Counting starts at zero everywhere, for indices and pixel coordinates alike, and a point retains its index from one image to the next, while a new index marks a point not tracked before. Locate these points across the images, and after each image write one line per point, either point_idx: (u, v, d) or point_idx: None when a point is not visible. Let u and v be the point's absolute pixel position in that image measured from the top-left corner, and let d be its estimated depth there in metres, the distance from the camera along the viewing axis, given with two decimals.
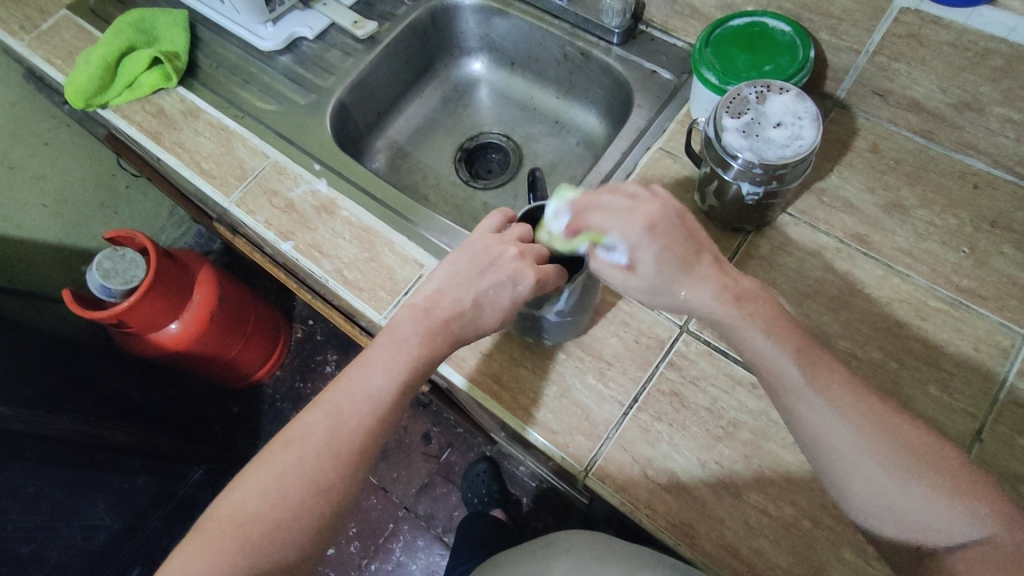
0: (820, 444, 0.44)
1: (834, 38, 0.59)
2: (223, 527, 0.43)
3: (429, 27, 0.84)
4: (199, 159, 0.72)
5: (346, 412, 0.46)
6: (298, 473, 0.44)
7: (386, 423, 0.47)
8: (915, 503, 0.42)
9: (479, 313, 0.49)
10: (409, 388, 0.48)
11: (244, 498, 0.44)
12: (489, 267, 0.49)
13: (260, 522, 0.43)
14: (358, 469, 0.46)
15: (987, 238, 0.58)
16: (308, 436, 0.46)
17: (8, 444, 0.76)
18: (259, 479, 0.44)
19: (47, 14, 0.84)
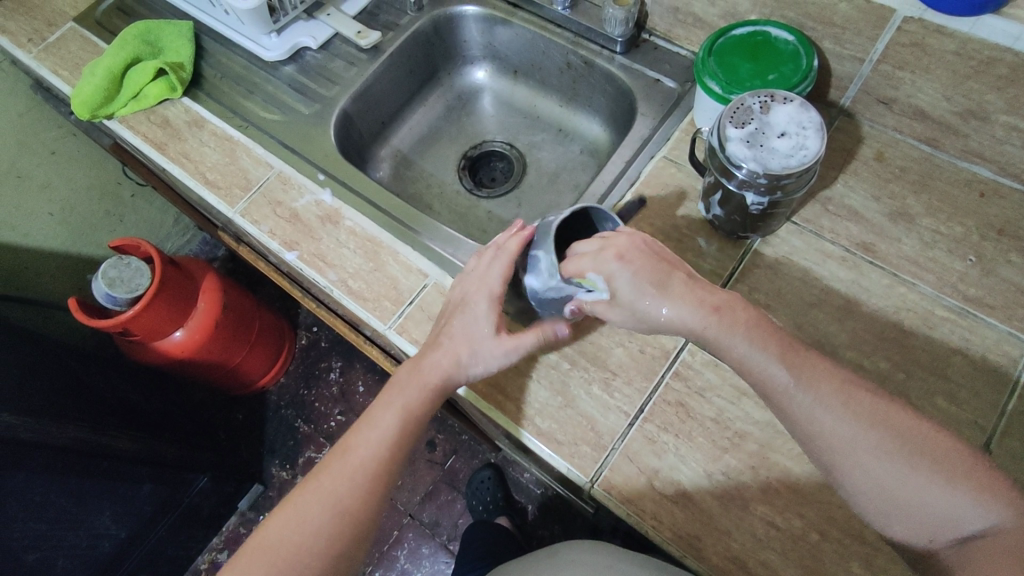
0: (815, 440, 0.44)
1: (837, 47, 0.59)
2: (255, 553, 0.47)
3: (432, 36, 0.84)
4: (204, 170, 0.72)
5: (357, 446, 0.51)
6: (319, 502, 0.48)
7: (395, 453, 0.51)
8: (920, 493, 0.41)
9: (463, 346, 0.53)
10: (414, 421, 0.52)
11: (272, 527, 0.48)
12: (468, 304, 0.55)
13: (288, 549, 0.47)
14: (372, 493, 0.49)
15: (994, 247, 0.57)
16: (326, 469, 0.50)
17: (13, 455, 0.76)
18: (287, 510, 0.49)
19: (55, 25, 0.85)
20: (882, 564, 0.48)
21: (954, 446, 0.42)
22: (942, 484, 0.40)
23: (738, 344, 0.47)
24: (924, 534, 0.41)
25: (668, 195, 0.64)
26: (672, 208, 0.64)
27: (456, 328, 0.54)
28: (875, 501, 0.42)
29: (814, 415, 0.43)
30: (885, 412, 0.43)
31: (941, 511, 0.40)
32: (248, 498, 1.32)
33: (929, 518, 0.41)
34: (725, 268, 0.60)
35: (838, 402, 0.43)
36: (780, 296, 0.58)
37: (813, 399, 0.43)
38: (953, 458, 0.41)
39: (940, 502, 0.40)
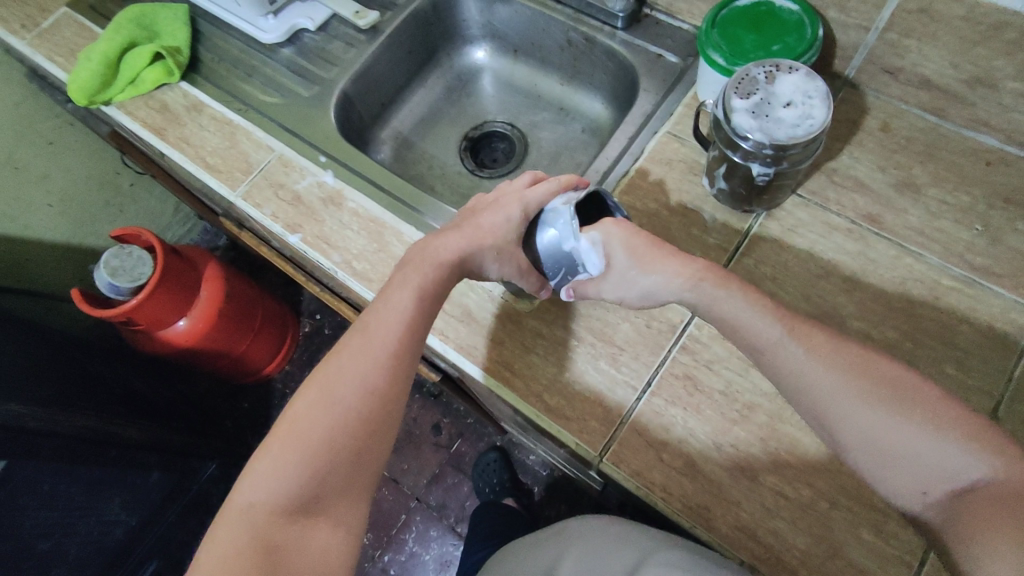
0: (816, 400, 0.44)
1: (843, 17, 0.58)
2: (283, 442, 0.43)
3: (430, 15, 0.83)
4: (205, 154, 0.72)
5: (376, 325, 0.47)
6: (345, 385, 0.45)
7: (416, 331, 0.48)
8: (912, 445, 0.41)
9: (488, 237, 0.52)
10: (430, 300, 0.49)
11: (296, 414, 0.44)
12: (498, 203, 0.53)
13: (317, 433, 0.43)
14: (399, 373, 0.46)
15: (1002, 215, 0.57)
16: (345, 352, 0.46)
17: (24, 441, 0.76)
18: (311, 395, 0.45)
19: (48, 11, 0.84)
20: (892, 529, 0.48)
21: (941, 399, 0.42)
22: (933, 435, 0.41)
23: (761, 332, 0.46)
24: (927, 486, 0.40)
25: (671, 169, 0.64)
26: (676, 183, 0.63)
27: (481, 220, 0.52)
28: (870, 452, 0.42)
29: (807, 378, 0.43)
30: (892, 375, 0.43)
31: (929, 461, 0.40)
32: None
33: (920, 474, 0.40)
34: (730, 241, 0.60)
35: (842, 368, 0.43)
36: (786, 269, 0.58)
37: (806, 364, 0.44)
38: (943, 410, 0.41)
39: (932, 452, 0.40)
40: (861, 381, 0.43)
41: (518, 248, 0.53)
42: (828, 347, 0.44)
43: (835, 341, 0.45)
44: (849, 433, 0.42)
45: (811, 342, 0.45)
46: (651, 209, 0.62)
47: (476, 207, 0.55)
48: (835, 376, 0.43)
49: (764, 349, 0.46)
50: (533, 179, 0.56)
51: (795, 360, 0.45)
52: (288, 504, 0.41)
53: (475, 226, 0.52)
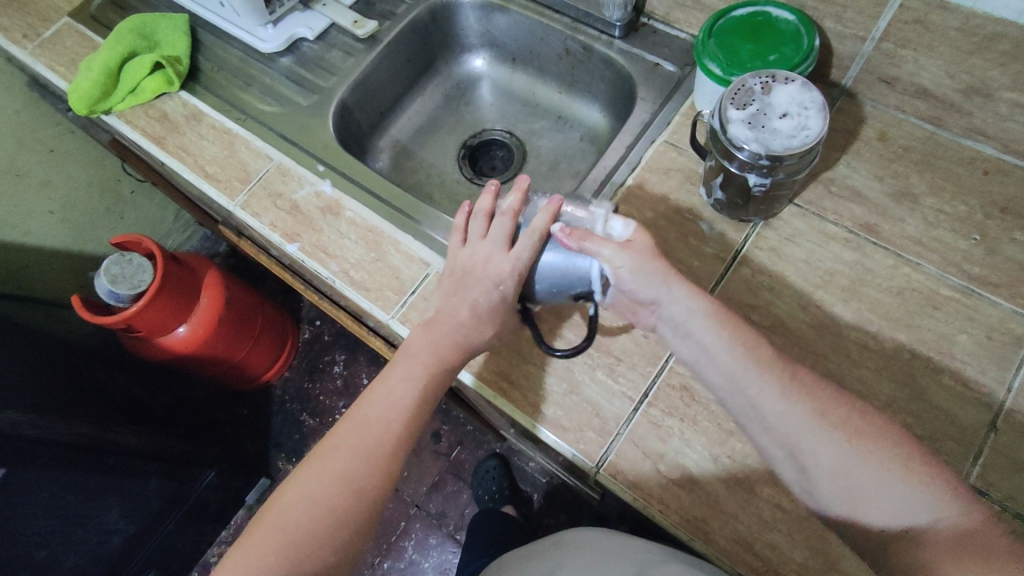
0: (782, 432, 0.44)
1: (839, 27, 0.58)
2: (265, 534, 0.44)
3: (429, 24, 0.84)
4: (204, 163, 0.72)
5: (370, 418, 0.48)
6: (335, 481, 0.45)
7: (409, 430, 0.48)
8: (870, 481, 0.41)
9: (483, 319, 0.52)
10: (428, 399, 0.50)
11: (282, 505, 0.45)
12: (487, 278, 0.51)
13: (300, 527, 0.44)
14: (390, 470, 0.47)
15: (999, 224, 0.57)
16: (338, 445, 0.47)
17: (22, 450, 0.76)
18: (301, 487, 0.46)
19: (49, 21, 0.84)
20: None
21: (901, 440, 0.42)
22: (892, 473, 0.41)
23: (726, 359, 0.46)
24: (883, 519, 0.40)
25: (669, 179, 0.64)
26: (673, 192, 0.63)
27: (469, 296, 0.51)
28: (833, 489, 0.42)
29: (777, 405, 0.44)
30: (855, 413, 0.43)
31: (883, 498, 0.40)
32: (255, 493, 1.32)
33: (875, 509, 0.41)
34: (727, 251, 0.60)
35: (807, 403, 0.43)
36: (783, 279, 0.58)
37: (771, 395, 0.44)
38: (908, 452, 0.41)
39: (888, 488, 0.40)
40: (825, 418, 0.43)
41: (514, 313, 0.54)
42: (794, 382, 0.44)
43: (807, 377, 0.45)
44: (814, 466, 0.42)
45: (780, 374, 0.45)
46: (648, 219, 0.62)
47: (464, 276, 0.53)
48: (798, 409, 0.43)
49: (729, 380, 0.46)
50: (512, 219, 0.53)
51: (760, 391, 0.44)
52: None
53: (468, 303, 0.51)
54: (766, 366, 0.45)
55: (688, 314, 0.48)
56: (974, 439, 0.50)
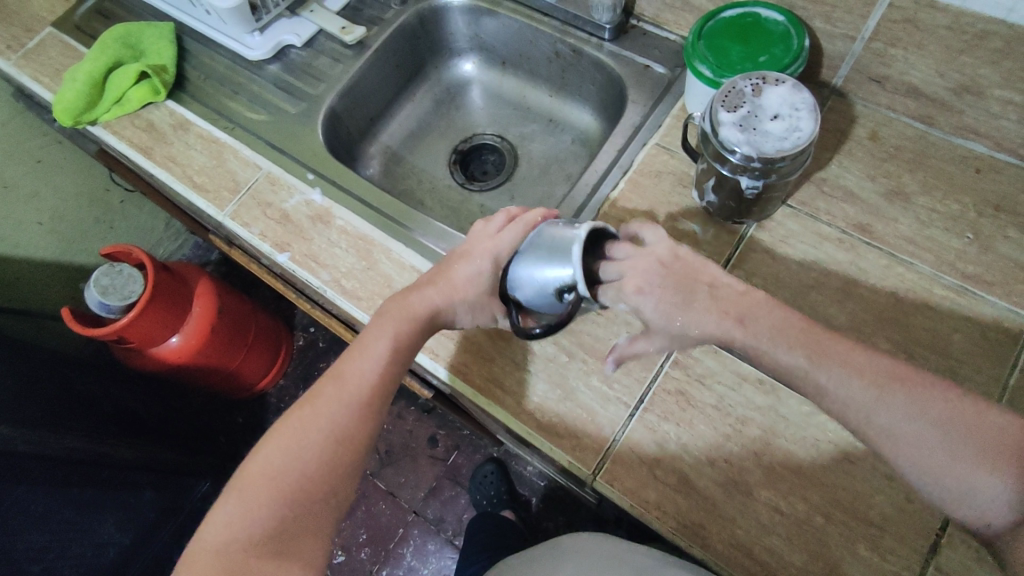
0: (859, 418, 0.42)
1: (829, 27, 0.58)
2: (252, 485, 0.44)
3: (417, 29, 0.83)
4: (192, 173, 0.71)
5: (348, 370, 0.48)
6: (317, 431, 0.45)
7: (389, 378, 0.49)
8: (961, 475, 0.39)
9: (461, 291, 0.51)
10: (407, 350, 0.50)
11: (266, 457, 0.45)
12: (472, 254, 0.52)
13: (287, 476, 0.44)
14: (370, 419, 0.47)
15: (991, 222, 0.57)
16: (318, 396, 0.47)
17: (12, 466, 0.75)
18: (282, 440, 0.45)
19: (33, 31, 0.83)
20: (888, 544, 0.48)
21: (998, 430, 0.39)
22: (988, 469, 0.38)
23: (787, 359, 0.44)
24: (979, 518, 0.39)
25: (660, 182, 0.64)
26: (665, 195, 0.63)
27: (455, 274, 0.52)
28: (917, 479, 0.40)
29: (858, 395, 0.41)
30: (939, 400, 0.41)
31: (982, 498, 0.38)
32: None
33: (968, 504, 0.39)
34: (720, 254, 0.60)
35: (897, 402, 0.41)
36: (777, 281, 0.58)
37: (857, 392, 0.42)
38: (1000, 434, 0.39)
39: (981, 484, 0.38)
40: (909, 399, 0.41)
41: (493, 298, 0.53)
42: (874, 372, 0.42)
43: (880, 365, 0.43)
44: (896, 453, 0.41)
45: (842, 355, 0.43)
46: (641, 222, 0.62)
47: (451, 255, 0.54)
48: (879, 395, 0.41)
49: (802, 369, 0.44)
50: (507, 220, 0.55)
51: (838, 383, 0.42)
52: (252, 545, 0.42)
53: (448, 281, 0.51)
54: (835, 358, 0.43)
55: (760, 338, 0.45)
56: None
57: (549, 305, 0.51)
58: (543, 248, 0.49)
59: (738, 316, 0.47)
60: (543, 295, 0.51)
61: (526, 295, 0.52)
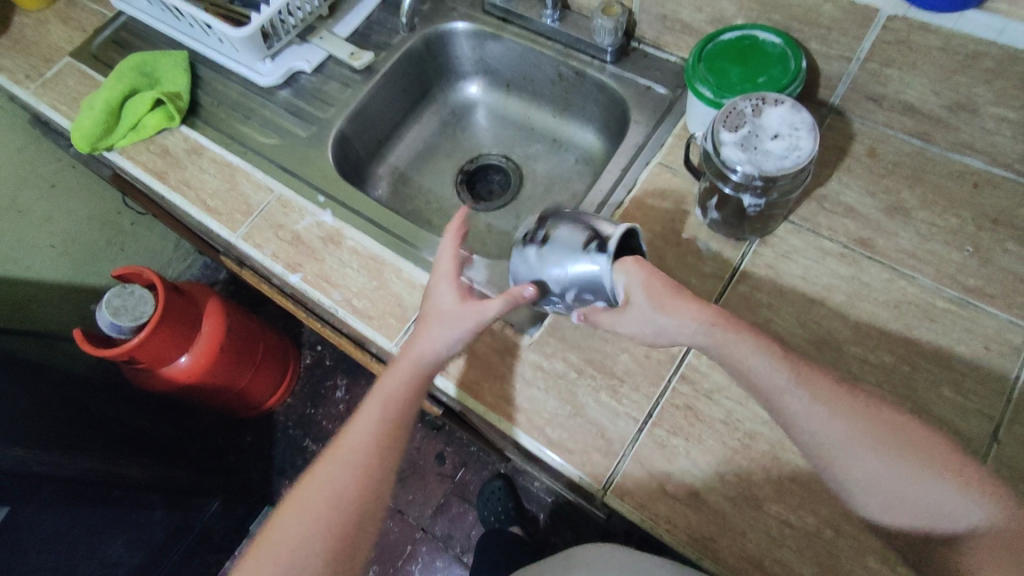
0: (826, 449, 0.45)
1: (824, 48, 0.60)
2: (267, 551, 0.47)
3: (423, 54, 0.85)
4: (205, 197, 0.73)
5: (352, 434, 0.51)
6: (321, 493, 0.49)
7: (386, 430, 0.51)
8: (928, 499, 0.44)
9: (430, 324, 0.54)
10: (398, 402, 0.52)
11: (280, 524, 0.49)
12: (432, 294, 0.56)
13: (296, 541, 0.47)
14: (371, 475, 0.50)
15: (990, 236, 0.58)
16: (325, 462, 0.51)
17: (26, 487, 0.75)
18: (293, 508, 0.49)
19: (51, 61, 0.86)
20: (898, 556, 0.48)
21: (932, 441, 0.45)
22: (941, 481, 0.44)
23: (763, 377, 0.46)
24: (937, 529, 0.44)
25: (665, 200, 0.65)
26: (669, 213, 0.64)
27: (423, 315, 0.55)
28: (885, 507, 0.44)
29: (812, 422, 0.45)
30: (891, 425, 0.45)
31: (945, 511, 0.44)
32: (260, 521, 1.32)
33: (931, 522, 0.44)
34: (725, 270, 0.61)
35: (852, 421, 0.45)
36: (781, 295, 0.59)
37: (817, 415, 0.45)
38: (945, 457, 0.45)
39: (937, 500, 0.44)
40: (869, 434, 0.45)
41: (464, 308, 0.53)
42: (840, 402, 0.46)
43: (837, 392, 0.46)
44: (863, 484, 0.45)
45: (807, 391, 0.46)
46: (646, 239, 0.63)
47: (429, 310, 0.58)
48: (837, 421, 0.45)
49: (766, 399, 0.47)
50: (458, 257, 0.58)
51: (805, 413, 0.45)
52: None
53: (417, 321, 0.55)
54: (806, 385, 0.46)
55: (727, 343, 0.47)
56: (978, 450, 0.50)
57: (580, 280, 0.51)
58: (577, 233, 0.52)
59: (709, 324, 0.48)
60: (581, 262, 0.50)
61: (558, 266, 0.51)
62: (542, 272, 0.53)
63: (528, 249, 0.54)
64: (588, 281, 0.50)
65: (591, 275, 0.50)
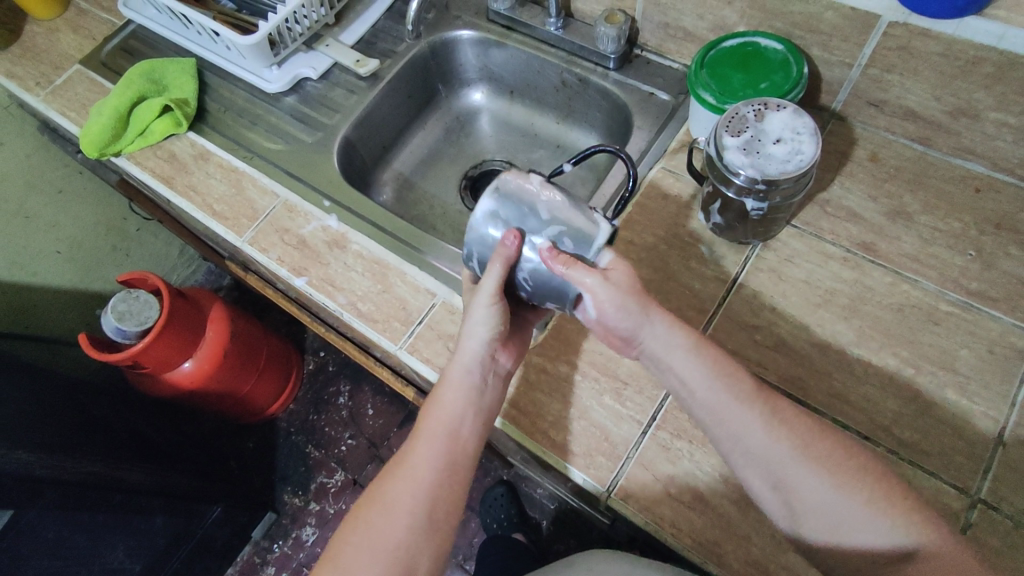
0: (764, 463, 0.45)
1: (826, 54, 0.61)
2: (360, 551, 0.45)
3: (428, 61, 0.86)
4: (212, 202, 0.74)
5: (427, 432, 0.49)
6: (411, 489, 0.47)
7: (468, 423, 0.50)
8: (856, 522, 0.43)
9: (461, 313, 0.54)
10: (476, 392, 0.51)
11: (370, 524, 0.46)
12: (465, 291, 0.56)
13: (392, 541, 0.46)
14: (456, 469, 0.49)
15: (993, 240, 0.58)
16: (411, 455, 0.49)
17: (29, 491, 0.75)
18: (381, 507, 0.47)
19: (61, 69, 0.87)
20: None
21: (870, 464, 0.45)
22: (875, 509, 0.43)
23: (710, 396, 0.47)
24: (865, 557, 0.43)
25: (668, 205, 0.66)
26: (672, 217, 0.65)
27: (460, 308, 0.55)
28: (818, 523, 0.44)
29: (751, 438, 0.45)
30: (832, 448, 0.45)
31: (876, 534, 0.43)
32: (261, 528, 1.31)
33: (859, 544, 0.43)
34: (728, 274, 0.61)
35: (788, 438, 0.45)
36: (784, 299, 0.59)
37: (755, 428, 0.45)
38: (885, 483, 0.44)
39: (868, 526, 0.43)
40: (807, 458, 0.45)
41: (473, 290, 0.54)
42: (779, 420, 0.46)
43: (787, 410, 0.46)
44: (795, 497, 0.44)
45: (757, 407, 0.46)
46: (649, 243, 0.64)
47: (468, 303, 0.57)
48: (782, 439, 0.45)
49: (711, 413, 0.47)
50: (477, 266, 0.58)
51: (745, 426, 0.45)
52: None
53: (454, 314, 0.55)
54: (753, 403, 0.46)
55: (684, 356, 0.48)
56: (983, 453, 0.50)
57: (578, 235, 0.48)
58: (516, 206, 0.48)
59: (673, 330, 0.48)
60: (585, 217, 0.48)
61: (558, 213, 0.48)
62: (538, 215, 0.48)
63: (523, 188, 0.49)
64: (587, 238, 0.48)
65: (588, 230, 0.48)
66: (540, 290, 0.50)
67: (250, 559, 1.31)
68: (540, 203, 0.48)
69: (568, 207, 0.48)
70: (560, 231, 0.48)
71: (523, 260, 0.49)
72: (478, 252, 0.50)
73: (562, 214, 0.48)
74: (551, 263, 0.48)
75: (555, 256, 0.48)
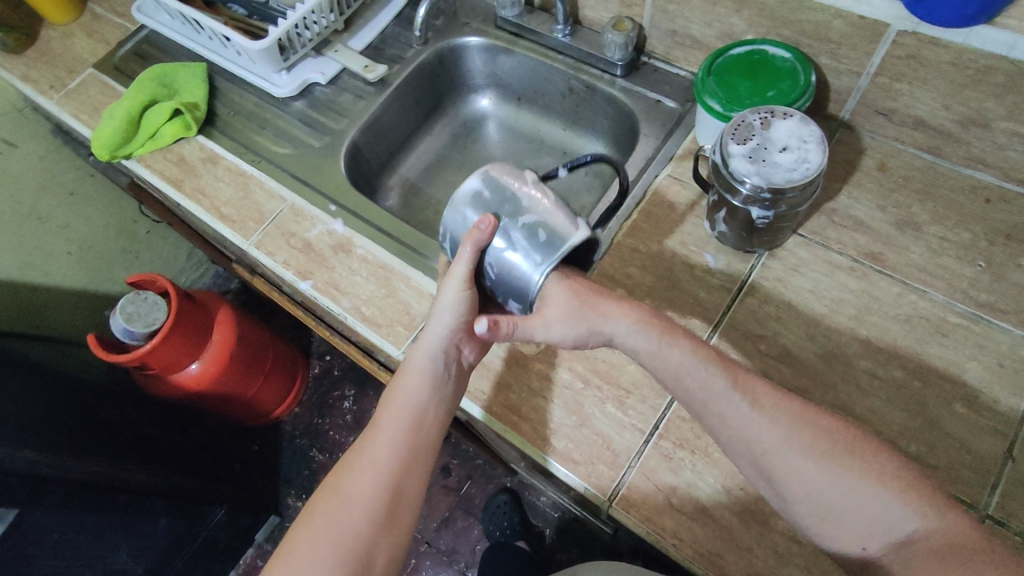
0: (754, 452, 0.44)
1: (834, 63, 0.60)
2: (315, 543, 0.46)
3: (436, 67, 0.87)
4: (219, 205, 0.74)
5: (388, 423, 0.51)
6: (369, 479, 0.48)
7: (432, 414, 0.52)
8: (854, 504, 0.42)
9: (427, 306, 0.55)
10: (438, 384, 0.53)
11: (326, 515, 0.47)
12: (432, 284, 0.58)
13: (349, 533, 0.46)
14: (418, 458, 0.50)
15: (1003, 251, 0.58)
16: (370, 446, 0.50)
17: (35, 490, 0.76)
18: (339, 498, 0.48)
19: (75, 73, 0.88)
20: None
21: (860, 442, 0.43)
22: (869, 486, 0.42)
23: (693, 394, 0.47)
24: (860, 541, 0.42)
25: (673, 213, 0.65)
26: (677, 225, 0.65)
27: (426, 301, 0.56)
28: (814, 512, 0.43)
29: (743, 430, 0.44)
30: (826, 429, 0.44)
31: (872, 523, 0.41)
32: (265, 531, 1.31)
33: (849, 530, 0.42)
34: (734, 282, 0.61)
35: (779, 422, 0.44)
36: (790, 309, 0.59)
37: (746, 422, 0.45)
38: (883, 463, 0.42)
39: (870, 508, 0.41)
40: (795, 439, 0.44)
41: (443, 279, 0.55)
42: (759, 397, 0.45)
43: (771, 393, 0.46)
44: (788, 482, 0.43)
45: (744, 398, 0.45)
46: (654, 251, 0.63)
47: None
48: (775, 429, 0.44)
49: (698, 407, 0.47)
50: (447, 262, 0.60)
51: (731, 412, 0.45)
52: None
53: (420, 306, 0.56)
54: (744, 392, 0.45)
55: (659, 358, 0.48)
56: (991, 468, 0.49)
57: (552, 233, 0.47)
58: (497, 193, 0.49)
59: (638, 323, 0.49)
60: (564, 219, 0.48)
61: (538, 208, 0.48)
62: (517, 204, 0.48)
63: (514, 177, 0.50)
64: (561, 237, 0.47)
65: (564, 229, 0.47)
66: (502, 283, 0.50)
67: (253, 562, 1.31)
68: (522, 197, 0.49)
69: (549, 208, 0.48)
70: (534, 228, 0.48)
71: (491, 247, 0.49)
72: (452, 229, 0.51)
73: (540, 212, 0.48)
74: (515, 255, 0.48)
75: (521, 248, 0.48)
